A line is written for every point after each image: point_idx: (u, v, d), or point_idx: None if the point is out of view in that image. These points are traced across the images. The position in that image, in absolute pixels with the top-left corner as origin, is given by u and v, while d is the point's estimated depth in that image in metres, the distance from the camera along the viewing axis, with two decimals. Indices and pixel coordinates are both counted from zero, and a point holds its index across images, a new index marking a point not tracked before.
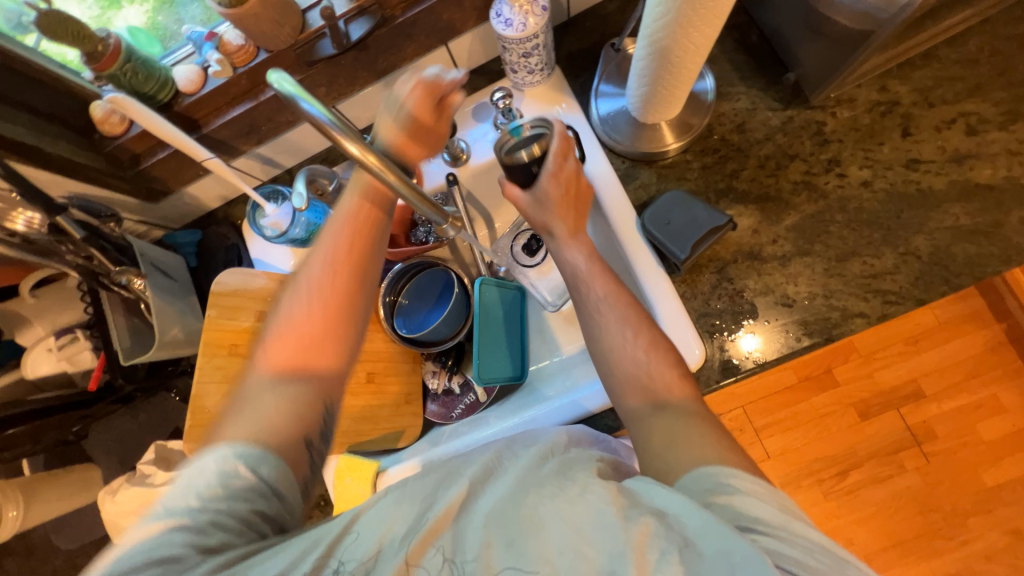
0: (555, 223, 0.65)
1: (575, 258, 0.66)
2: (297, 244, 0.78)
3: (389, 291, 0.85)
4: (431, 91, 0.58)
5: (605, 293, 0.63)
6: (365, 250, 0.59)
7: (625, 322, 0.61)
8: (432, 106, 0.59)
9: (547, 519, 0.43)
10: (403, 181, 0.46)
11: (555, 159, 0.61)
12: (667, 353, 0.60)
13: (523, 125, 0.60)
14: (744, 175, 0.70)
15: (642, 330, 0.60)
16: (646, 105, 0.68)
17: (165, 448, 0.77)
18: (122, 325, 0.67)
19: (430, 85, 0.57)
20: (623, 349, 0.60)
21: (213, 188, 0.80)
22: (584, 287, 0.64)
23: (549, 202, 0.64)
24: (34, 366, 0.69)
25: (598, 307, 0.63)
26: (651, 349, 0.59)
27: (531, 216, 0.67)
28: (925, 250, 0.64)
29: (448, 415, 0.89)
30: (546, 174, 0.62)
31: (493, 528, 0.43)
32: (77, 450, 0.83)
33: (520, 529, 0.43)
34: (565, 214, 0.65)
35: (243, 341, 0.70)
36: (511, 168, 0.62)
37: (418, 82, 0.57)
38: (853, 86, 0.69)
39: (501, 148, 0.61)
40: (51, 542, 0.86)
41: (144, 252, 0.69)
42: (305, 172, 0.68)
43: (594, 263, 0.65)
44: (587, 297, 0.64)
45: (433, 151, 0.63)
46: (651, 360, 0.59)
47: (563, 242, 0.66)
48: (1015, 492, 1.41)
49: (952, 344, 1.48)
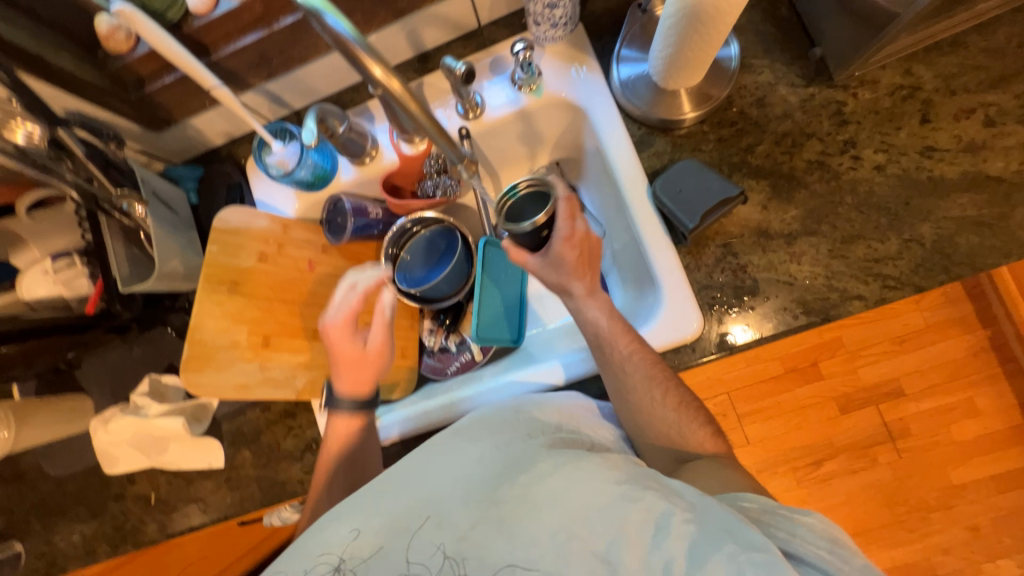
0: (573, 283, 0.66)
1: (596, 316, 0.67)
2: (301, 184, 0.78)
3: (392, 244, 0.83)
4: (343, 330, 0.71)
5: (629, 351, 0.64)
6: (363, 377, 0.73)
7: (650, 380, 0.63)
8: (347, 332, 0.72)
9: (539, 504, 0.49)
10: (419, 107, 0.54)
11: (564, 222, 0.63)
12: (697, 412, 0.64)
13: (519, 186, 0.62)
14: (759, 150, 0.70)
15: (667, 387, 0.64)
16: (669, 70, 0.67)
17: (160, 382, 0.78)
18: (121, 253, 0.66)
19: (341, 327, 0.71)
20: (651, 408, 0.63)
21: (218, 123, 0.78)
22: (607, 346, 0.66)
23: (565, 265, 0.65)
24: (30, 288, 0.68)
25: (624, 366, 0.64)
26: (680, 408, 0.64)
27: (546, 280, 0.67)
28: (929, 237, 0.65)
29: (442, 373, 0.89)
30: (559, 239, 0.63)
31: (487, 519, 0.49)
32: (69, 378, 0.82)
33: (515, 517, 0.48)
34: (583, 274, 0.66)
35: (244, 281, 0.70)
36: (518, 236, 0.64)
37: (329, 329, 0.72)
38: (877, 67, 0.68)
39: (503, 212, 0.64)
40: (42, 469, 0.84)
41: (145, 179, 0.68)
42: (315, 110, 0.70)
43: (616, 322, 0.66)
44: (610, 356, 0.65)
45: (382, 358, 0.73)
46: (681, 420, 0.63)
47: (582, 300, 0.67)
48: (978, 490, 1.48)
49: (939, 346, 1.50)
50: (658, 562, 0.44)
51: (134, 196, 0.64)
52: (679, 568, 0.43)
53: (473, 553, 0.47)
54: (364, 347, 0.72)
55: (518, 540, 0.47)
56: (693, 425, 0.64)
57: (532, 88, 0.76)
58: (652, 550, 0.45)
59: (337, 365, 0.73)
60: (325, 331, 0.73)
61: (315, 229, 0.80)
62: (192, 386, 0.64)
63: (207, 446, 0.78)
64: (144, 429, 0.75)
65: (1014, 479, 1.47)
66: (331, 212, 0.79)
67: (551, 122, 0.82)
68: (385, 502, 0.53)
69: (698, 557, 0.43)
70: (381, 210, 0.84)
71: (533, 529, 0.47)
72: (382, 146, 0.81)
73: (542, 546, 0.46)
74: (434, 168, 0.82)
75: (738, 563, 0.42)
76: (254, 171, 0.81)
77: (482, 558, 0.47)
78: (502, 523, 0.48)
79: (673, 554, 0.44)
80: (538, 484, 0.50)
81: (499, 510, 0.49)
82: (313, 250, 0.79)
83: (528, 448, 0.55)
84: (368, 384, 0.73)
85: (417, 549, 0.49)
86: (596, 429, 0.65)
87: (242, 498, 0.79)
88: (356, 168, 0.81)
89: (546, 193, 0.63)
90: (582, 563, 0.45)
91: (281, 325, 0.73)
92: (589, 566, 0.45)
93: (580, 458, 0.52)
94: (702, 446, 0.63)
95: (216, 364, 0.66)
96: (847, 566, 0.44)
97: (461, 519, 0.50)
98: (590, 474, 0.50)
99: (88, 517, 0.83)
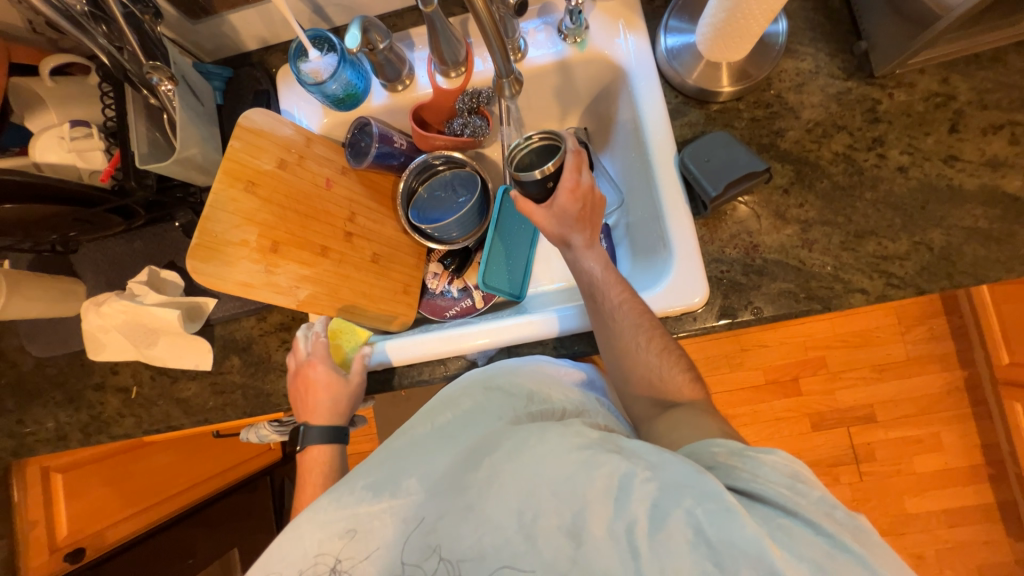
0: (574, 234, 0.65)
1: (592, 267, 0.66)
2: (330, 100, 0.77)
3: (413, 177, 0.84)
4: (325, 361, 0.73)
5: (619, 300, 0.64)
6: (343, 407, 0.72)
7: (636, 328, 0.62)
8: (331, 369, 0.72)
9: (503, 484, 0.48)
10: (487, 8, 0.55)
11: (570, 174, 0.60)
12: (678, 358, 0.62)
13: (531, 138, 0.60)
14: (790, 136, 0.71)
15: (652, 334, 0.62)
16: (716, 40, 0.66)
17: (159, 275, 0.76)
18: (142, 134, 0.66)
19: (324, 360, 0.73)
20: (635, 353, 0.62)
21: (257, 24, 0.78)
22: (599, 295, 0.65)
23: (568, 216, 0.64)
24: (41, 152, 0.66)
25: (613, 314, 0.63)
26: (663, 352, 0.62)
27: (546, 230, 0.65)
28: (938, 243, 0.66)
29: (441, 315, 0.89)
30: (563, 190, 0.61)
31: (455, 508, 0.48)
32: (64, 261, 0.81)
33: (481, 498, 0.48)
34: (583, 226, 0.65)
35: (260, 181, 0.68)
36: (525, 187, 0.61)
37: (310, 361, 0.73)
38: (916, 72, 0.70)
39: (512, 163, 0.60)
40: (23, 349, 0.83)
41: (175, 61, 0.67)
42: (360, 21, 0.69)
43: (611, 272, 0.66)
44: (601, 304, 0.65)
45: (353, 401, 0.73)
46: (663, 364, 0.62)
47: (580, 252, 0.66)
48: (930, 522, 1.48)
49: (916, 379, 1.52)
50: (622, 527, 0.43)
51: (164, 72, 0.62)
52: (641, 530, 0.43)
53: (447, 545, 0.46)
54: (345, 379, 0.73)
55: (486, 526, 0.46)
56: (675, 369, 0.62)
57: (577, 41, 0.76)
58: (616, 516, 0.44)
59: (312, 397, 0.72)
60: (305, 365, 0.73)
61: (336, 148, 0.79)
62: (196, 275, 0.63)
63: (197, 347, 0.78)
64: (137, 316, 0.73)
65: (964, 515, 1.48)
66: (357, 135, 0.80)
67: (590, 80, 0.83)
68: (347, 498, 0.51)
69: (658, 517, 0.43)
70: (405, 142, 0.84)
71: (500, 510, 0.47)
72: (417, 77, 0.81)
73: (510, 529, 0.46)
74: (467, 106, 0.82)
75: (695, 516, 0.41)
76: (284, 81, 0.81)
77: (460, 549, 0.46)
78: (468, 510, 0.47)
79: (635, 517, 0.43)
80: (501, 464, 0.50)
81: (465, 497, 0.48)
82: (332, 169, 0.78)
83: (494, 429, 0.55)
84: (343, 412, 0.73)
85: (393, 546, 0.48)
86: (566, 393, 0.62)
87: (224, 404, 0.79)
88: (388, 95, 0.81)
89: (555, 147, 0.60)
90: (551, 541, 0.45)
91: (290, 235, 0.71)
92: (558, 543, 0.44)
93: (542, 429, 0.52)
94: (680, 392, 0.61)
95: (223, 257, 0.65)
96: (806, 501, 0.43)
97: (429, 511, 0.49)
98: (551, 444, 0.49)
99: (65, 403, 0.82)
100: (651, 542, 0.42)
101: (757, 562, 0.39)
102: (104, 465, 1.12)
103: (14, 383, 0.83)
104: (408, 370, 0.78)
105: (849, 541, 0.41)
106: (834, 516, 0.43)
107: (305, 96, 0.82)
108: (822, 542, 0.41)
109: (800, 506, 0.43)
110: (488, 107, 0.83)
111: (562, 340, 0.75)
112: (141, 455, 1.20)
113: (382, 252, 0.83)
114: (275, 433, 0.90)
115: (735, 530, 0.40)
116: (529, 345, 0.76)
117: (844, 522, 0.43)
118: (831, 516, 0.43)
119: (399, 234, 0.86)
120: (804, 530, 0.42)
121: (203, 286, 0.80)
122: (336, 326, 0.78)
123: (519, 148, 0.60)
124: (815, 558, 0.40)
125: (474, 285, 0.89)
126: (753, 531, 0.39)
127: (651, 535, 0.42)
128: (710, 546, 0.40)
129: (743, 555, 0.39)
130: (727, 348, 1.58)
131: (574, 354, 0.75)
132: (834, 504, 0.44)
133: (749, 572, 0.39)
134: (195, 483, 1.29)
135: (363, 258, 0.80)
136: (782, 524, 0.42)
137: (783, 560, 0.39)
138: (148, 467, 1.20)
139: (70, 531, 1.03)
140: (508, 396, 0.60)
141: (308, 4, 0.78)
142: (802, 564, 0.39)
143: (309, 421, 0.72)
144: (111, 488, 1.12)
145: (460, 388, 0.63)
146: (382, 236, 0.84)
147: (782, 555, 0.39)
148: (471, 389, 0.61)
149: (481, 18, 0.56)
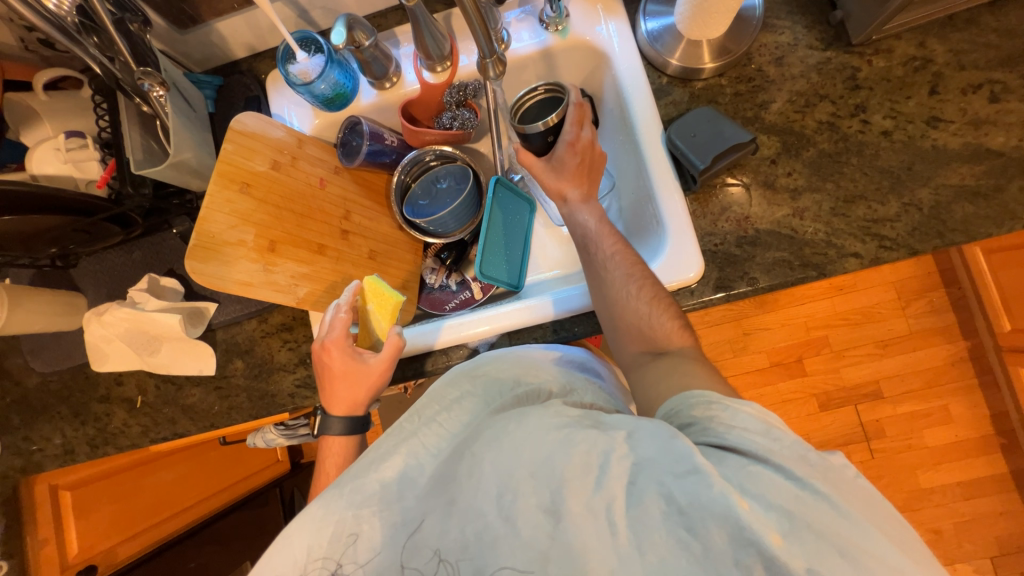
0: (569, 188, 0.70)
1: (586, 220, 0.69)
2: (320, 100, 0.78)
3: (405, 173, 0.85)
4: (341, 346, 0.67)
5: (613, 251, 0.66)
6: (361, 397, 0.68)
7: (628, 277, 0.64)
8: (351, 354, 0.67)
9: (484, 472, 0.48)
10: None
11: (571, 127, 0.66)
12: (668, 306, 0.62)
13: (540, 90, 0.68)
14: (774, 108, 0.73)
15: (643, 284, 0.63)
16: (695, 18, 0.67)
17: (159, 283, 0.78)
18: (137, 142, 0.68)
19: (339, 345, 0.67)
20: (624, 302, 0.63)
21: (245, 31, 0.80)
22: (592, 247, 0.68)
23: (566, 170, 0.69)
24: (39, 165, 0.69)
25: (606, 264, 0.66)
26: (653, 302, 0.62)
27: (546, 183, 0.71)
28: (927, 203, 0.67)
29: (441, 308, 0.89)
30: (565, 143, 0.67)
31: (441, 504, 0.48)
32: (66, 276, 0.82)
33: (464, 491, 0.48)
34: (579, 181, 0.70)
35: (255, 183, 0.69)
36: (530, 139, 0.69)
37: (325, 346, 0.68)
38: (893, 38, 0.71)
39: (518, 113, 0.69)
40: (28, 364, 0.83)
41: (166, 69, 0.68)
42: (344, 18, 0.70)
43: (605, 226, 0.69)
44: (594, 255, 0.67)
45: (375, 390, 0.69)
46: (653, 312, 0.62)
47: (576, 206, 0.70)
48: (946, 496, 1.47)
49: (920, 353, 1.51)
50: (600, 504, 0.43)
51: (155, 78, 0.63)
52: (619, 506, 0.42)
53: (441, 543, 0.46)
54: (365, 363, 0.67)
55: (470, 515, 0.46)
56: (664, 317, 0.62)
57: (558, 29, 0.78)
58: (595, 493, 0.43)
59: (330, 383, 0.68)
60: (320, 350, 0.68)
61: (327, 149, 0.80)
62: (197, 275, 0.64)
63: (200, 352, 0.78)
64: (139, 323, 0.75)
65: (980, 486, 1.46)
66: (347, 134, 0.80)
67: (574, 67, 0.84)
68: (336, 503, 0.50)
69: (635, 493, 0.43)
70: (396, 139, 0.85)
71: (479, 497, 0.47)
72: (404, 74, 0.82)
73: (490, 514, 0.46)
74: (454, 99, 0.83)
75: (666, 486, 0.41)
76: (274, 85, 0.83)
77: (451, 543, 0.46)
78: (453, 504, 0.48)
79: (614, 495, 0.43)
80: (482, 452, 0.49)
81: (449, 492, 0.49)
82: (325, 169, 0.78)
83: (480, 419, 0.55)
84: (362, 403, 0.69)
85: (386, 547, 0.48)
86: (552, 373, 0.62)
87: (229, 408, 0.80)
88: (377, 93, 0.83)
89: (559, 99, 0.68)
90: (530, 521, 0.44)
91: (288, 235, 0.72)
92: (536, 522, 0.44)
93: (522, 413, 0.51)
94: (669, 339, 0.61)
95: (221, 257, 0.66)
96: (780, 448, 0.43)
97: (416, 511, 0.49)
98: (531, 426, 0.49)
99: (71, 417, 0.82)
100: (629, 517, 0.42)
101: (725, 520, 0.38)
102: (109, 482, 1.14)
103: (20, 399, 0.83)
104: (410, 361, 0.78)
105: (818, 483, 0.40)
106: (807, 459, 0.42)
107: (295, 99, 0.83)
108: (792, 486, 0.40)
109: (772, 453, 0.42)
110: (475, 99, 0.84)
111: (560, 323, 0.75)
112: (149, 471, 1.21)
113: (379, 249, 0.83)
114: (281, 437, 0.94)
115: (704, 491, 0.40)
116: (528, 330, 0.76)
117: (816, 465, 0.42)
118: (802, 460, 0.42)
119: (395, 231, 0.86)
120: (773, 474, 0.41)
121: (204, 291, 0.81)
122: (366, 291, 0.71)
123: (527, 99, 0.69)
124: (783, 504, 0.39)
125: (473, 277, 0.89)
126: (721, 489, 0.39)
127: (628, 511, 0.42)
128: (683, 513, 0.40)
129: (713, 516, 0.39)
130: (730, 333, 1.58)
131: (573, 336, 0.76)
132: (807, 448, 0.43)
133: (720, 531, 0.39)
134: (204, 498, 1.30)
135: (360, 255, 0.80)
136: (753, 472, 0.41)
137: (751, 514, 0.38)
138: (156, 484, 1.21)
139: (81, 547, 1.05)
140: (494, 382, 0.59)
141: (294, 8, 0.81)
142: (770, 515, 0.38)
143: (329, 411, 0.69)
144: (119, 505, 1.14)
145: (448, 379, 0.61)
146: (377, 233, 0.84)
147: (750, 508, 0.38)
148: (457, 379, 0.60)
149: (466, 8, 0.57)
